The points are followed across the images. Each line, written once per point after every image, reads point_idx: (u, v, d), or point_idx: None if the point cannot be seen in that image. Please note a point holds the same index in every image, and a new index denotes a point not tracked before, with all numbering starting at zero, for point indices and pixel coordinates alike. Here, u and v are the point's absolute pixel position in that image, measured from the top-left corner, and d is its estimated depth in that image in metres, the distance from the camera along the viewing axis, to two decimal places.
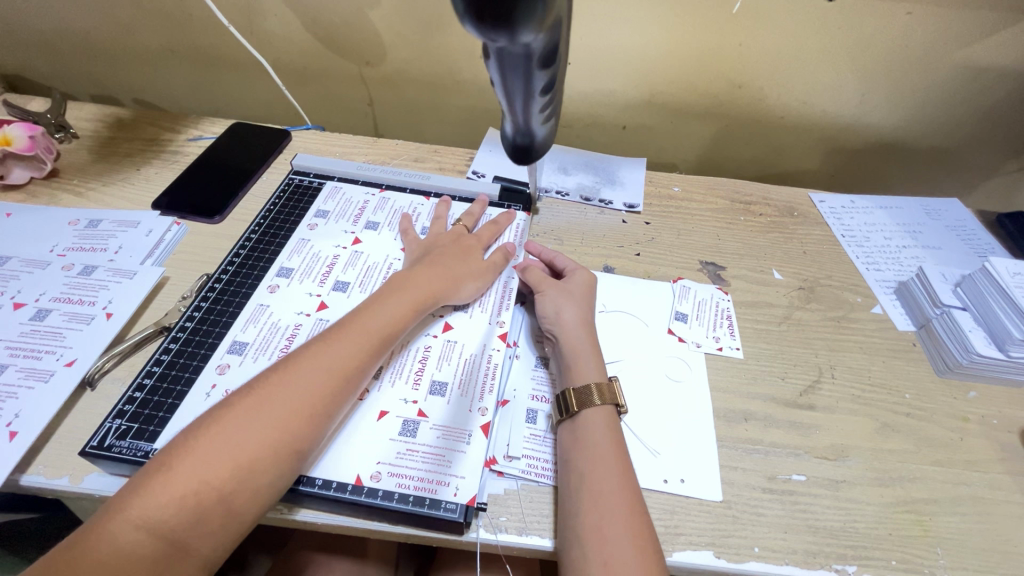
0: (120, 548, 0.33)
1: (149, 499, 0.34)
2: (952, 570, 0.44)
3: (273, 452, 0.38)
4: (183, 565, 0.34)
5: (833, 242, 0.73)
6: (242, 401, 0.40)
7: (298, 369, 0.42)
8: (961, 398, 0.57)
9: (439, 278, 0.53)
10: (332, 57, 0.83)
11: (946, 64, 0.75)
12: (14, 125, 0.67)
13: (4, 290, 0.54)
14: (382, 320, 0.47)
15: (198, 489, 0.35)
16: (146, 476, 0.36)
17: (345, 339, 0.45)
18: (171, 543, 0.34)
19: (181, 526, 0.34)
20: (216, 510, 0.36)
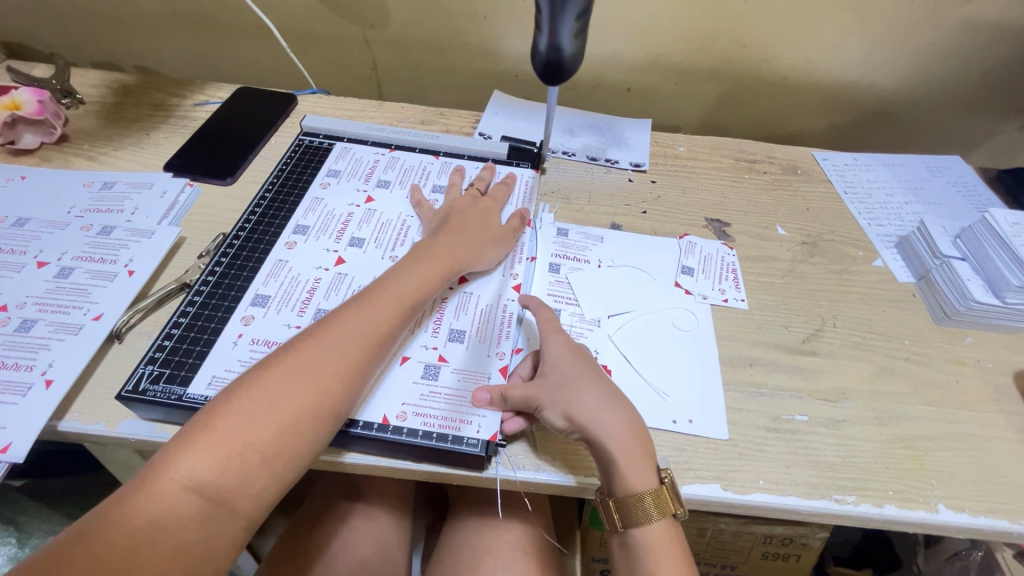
0: (167, 508, 0.35)
1: (192, 460, 0.36)
2: (945, 499, 0.47)
3: (310, 415, 0.40)
4: (227, 526, 0.36)
5: (836, 199, 0.74)
6: (278, 365, 0.41)
7: (331, 336, 0.43)
8: (958, 343, 0.58)
9: (464, 247, 0.53)
10: (336, 20, 0.82)
11: (950, 19, 0.76)
12: (22, 91, 0.68)
13: (27, 249, 0.55)
14: (410, 287, 0.48)
15: (241, 451, 0.37)
16: (187, 438, 0.37)
17: (376, 306, 0.46)
18: (215, 505, 0.36)
19: (224, 487, 0.36)
20: (256, 471, 0.37)
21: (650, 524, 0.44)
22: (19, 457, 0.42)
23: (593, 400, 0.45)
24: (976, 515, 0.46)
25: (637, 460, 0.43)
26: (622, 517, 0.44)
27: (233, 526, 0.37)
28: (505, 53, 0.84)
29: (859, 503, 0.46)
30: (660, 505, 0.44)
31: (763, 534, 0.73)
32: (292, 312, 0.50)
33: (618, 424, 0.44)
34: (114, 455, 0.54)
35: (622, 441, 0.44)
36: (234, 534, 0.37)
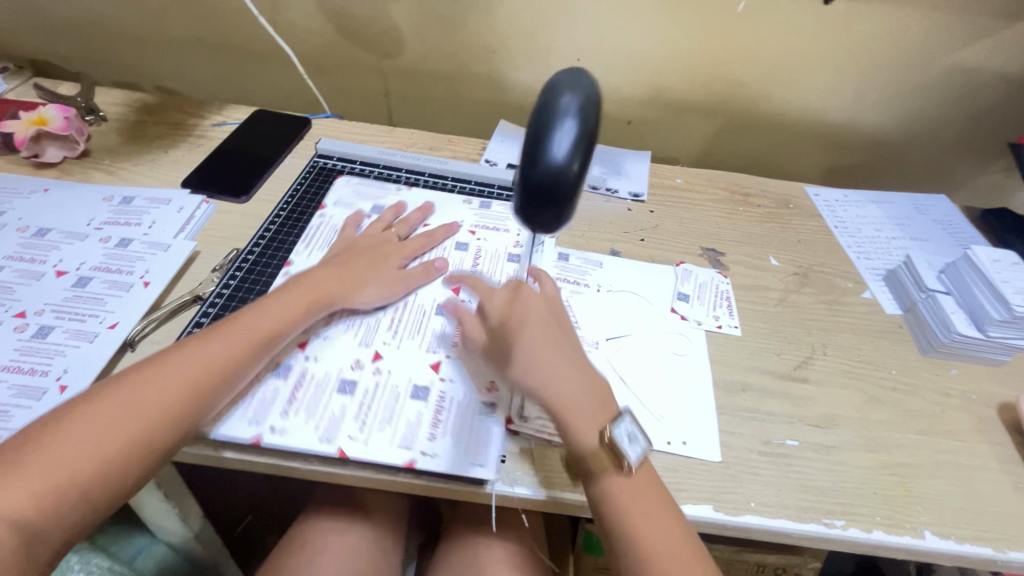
0: (74, 458, 0.39)
1: (4, 484, 0.37)
2: (931, 526, 0.48)
3: (125, 446, 0.41)
4: (99, 495, 0.39)
5: (827, 232, 0.77)
6: (110, 396, 0.42)
7: (167, 367, 0.44)
8: (943, 374, 0.60)
9: (336, 281, 0.55)
10: (352, 49, 0.87)
11: (934, 67, 0.81)
12: (51, 108, 0.71)
13: (46, 259, 0.57)
14: (270, 321, 0.50)
15: (54, 475, 0.38)
16: (1, 462, 0.38)
17: (220, 342, 0.47)
18: (25, 524, 0.37)
19: (27, 507, 0.37)
20: (61, 495, 0.38)
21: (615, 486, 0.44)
22: None
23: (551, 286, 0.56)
24: (961, 543, 0.48)
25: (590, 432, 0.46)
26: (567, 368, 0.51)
27: (120, 487, 0.41)
28: (512, 84, 0.88)
29: (848, 527, 0.47)
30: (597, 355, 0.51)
31: (756, 562, 0.73)
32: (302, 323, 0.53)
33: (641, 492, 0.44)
34: None
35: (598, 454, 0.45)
36: (75, 522, 0.39)
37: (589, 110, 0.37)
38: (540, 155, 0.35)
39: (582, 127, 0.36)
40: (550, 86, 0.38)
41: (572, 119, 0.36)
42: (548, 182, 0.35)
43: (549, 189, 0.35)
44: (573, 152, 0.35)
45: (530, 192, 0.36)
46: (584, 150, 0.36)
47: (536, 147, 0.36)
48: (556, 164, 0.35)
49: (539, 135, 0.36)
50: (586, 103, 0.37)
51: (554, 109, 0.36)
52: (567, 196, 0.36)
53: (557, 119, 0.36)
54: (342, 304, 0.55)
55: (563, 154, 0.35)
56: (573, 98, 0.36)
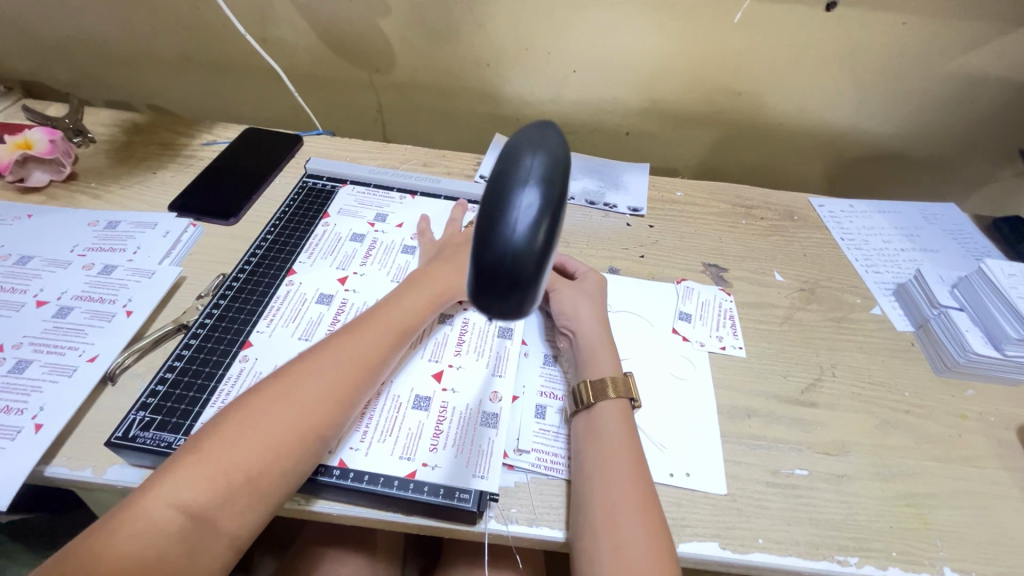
0: (244, 446, 0.38)
1: (177, 480, 0.36)
2: (951, 561, 0.46)
3: (298, 435, 0.40)
4: (270, 486, 0.38)
5: (833, 245, 0.74)
6: (269, 386, 0.42)
7: (323, 358, 0.44)
8: (959, 396, 0.58)
9: (456, 273, 0.55)
10: (343, 64, 0.85)
11: (940, 74, 0.78)
12: (36, 131, 0.70)
13: (27, 288, 0.55)
14: (405, 312, 0.50)
15: (227, 471, 0.37)
16: (179, 457, 0.38)
17: (367, 331, 0.47)
18: (201, 525, 0.36)
19: (208, 507, 0.36)
20: (242, 490, 0.37)
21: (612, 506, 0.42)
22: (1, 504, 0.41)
23: (586, 312, 0.56)
24: None
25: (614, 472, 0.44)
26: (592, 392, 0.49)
27: (290, 478, 0.39)
28: (507, 97, 0.86)
29: (862, 565, 0.45)
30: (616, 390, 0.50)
31: None
32: (288, 354, 0.51)
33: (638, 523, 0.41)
34: (100, 499, 0.51)
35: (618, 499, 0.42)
36: (246, 512, 0.37)
37: (559, 174, 0.28)
38: (497, 228, 0.26)
39: (551, 193, 0.27)
40: (509, 143, 0.29)
41: (537, 184, 0.27)
42: (501, 267, 0.26)
43: (502, 277, 0.26)
44: (540, 222, 0.26)
45: (480, 281, 0.26)
46: (553, 223, 0.27)
47: (488, 221, 0.27)
48: (514, 241, 0.26)
49: (492, 206, 0.27)
50: (556, 165, 0.28)
51: (512, 171, 0.27)
52: (527, 285, 0.26)
53: (517, 182, 0.27)
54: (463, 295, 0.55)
55: (524, 228, 0.26)
56: (539, 157, 0.28)
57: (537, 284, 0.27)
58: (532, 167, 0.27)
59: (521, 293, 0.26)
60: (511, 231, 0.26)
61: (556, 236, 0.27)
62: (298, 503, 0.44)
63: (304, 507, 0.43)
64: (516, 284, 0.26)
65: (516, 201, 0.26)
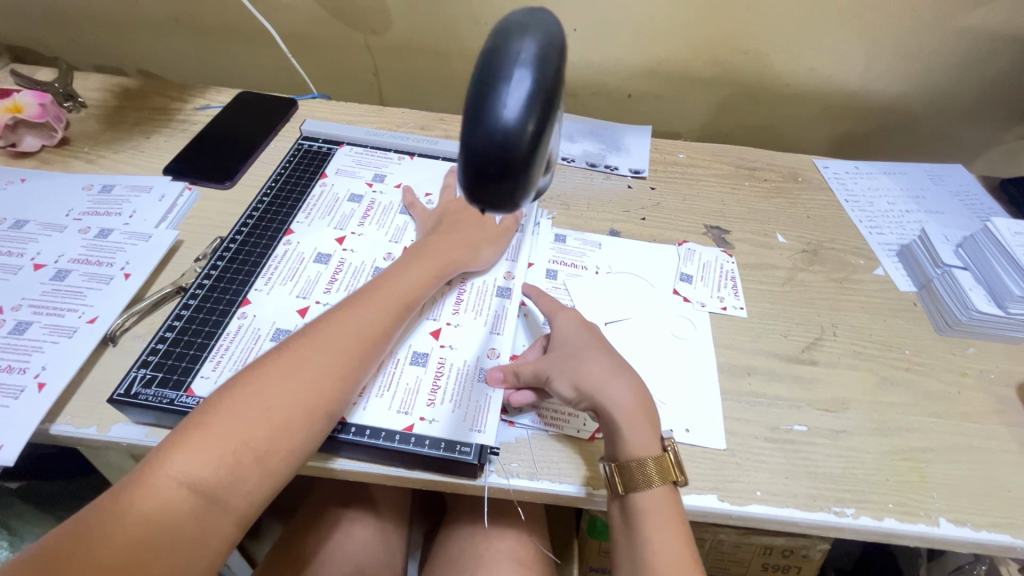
0: (251, 424, 0.38)
1: (186, 457, 0.36)
2: (947, 512, 0.46)
3: (306, 412, 0.40)
4: (279, 465, 0.38)
5: (837, 207, 0.73)
6: (273, 362, 0.41)
7: (326, 333, 0.43)
8: (960, 353, 0.58)
9: (457, 246, 0.54)
10: (337, 25, 0.83)
11: (951, 29, 0.76)
12: (25, 94, 0.68)
13: (24, 252, 0.55)
14: (407, 286, 0.49)
15: (236, 449, 0.37)
16: (184, 433, 0.37)
17: (370, 306, 0.46)
18: (211, 503, 0.36)
19: (219, 484, 0.36)
20: (250, 467, 0.37)
21: (651, 490, 0.43)
22: (8, 460, 0.41)
23: (601, 370, 0.47)
24: (978, 529, 0.46)
25: (663, 526, 0.42)
26: (624, 482, 0.43)
27: (297, 454, 0.39)
28: None
29: (858, 516, 0.45)
30: (661, 474, 0.43)
31: (763, 544, 0.70)
32: (286, 312, 0.51)
33: (662, 513, 0.42)
34: (107, 457, 0.52)
35: (665, 552, 0.41)
36: (255, 489, 0.38)
37: (555, 56, 0.27)
38: (485, 115, 0.25)
39: (544, 76, 0.26)
40: (503, 22, 0.28)
41: (529, 65, 0.26)
42: (490, 152, 0.25)
43: (495, 164, 0.25)
44: (532, 108, 0.25)
45: (472, 171, 0.26)
46: (547, 109, 0.26)
47: (479, 102, 0.26)
48: (504, 125, 0.25)
49: (481, 91, 0.26)
50: (550, 47, 0.27)
51: (503, 52, 0.26)
52: (518, 172, 0.25)
53: (507, 64, 0.26)
54: (465, 269, 0.55)
55: (514, 112, 0.25)
56: (533, 37, 0.26)
57: (531, 172, 0.26)
58: (522, 49, 0.26)
59: (515, 180, 0.26)
60: (502, 113, 0.25)
61: (549, 124, 0.26)
62: (319, 461, 0.44)
63: (326, 465, 0.44)
64: (507, 172, 0.25)
65: (505, 81, 0.25)
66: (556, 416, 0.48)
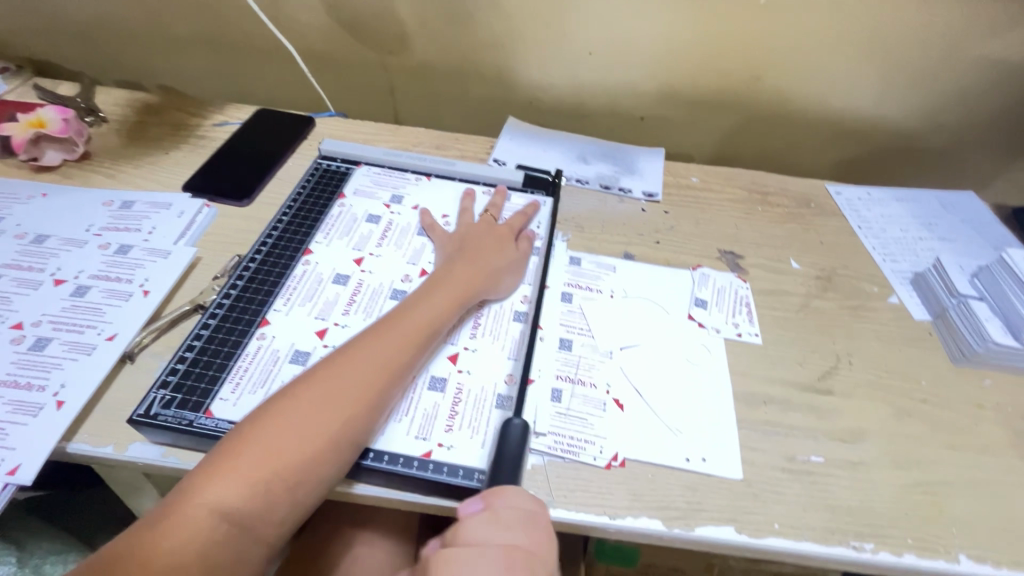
0: (280, 453, 0.38)
1: (218, 486, 0.36)
2: (966, 549, 0.46)
3: (333, 442, 0.40)
4: (307, 494, 0.38)
5: (850, 233, 0.73)
6: (300, 391, 0.41)
7: (353, 360, 0.43)
8: (976, 385, 0.57)
9: (477, 272, 0.55)
10: (356, 45, 0.84)
11: (963, 59, 0.77)
12: (49, 109, 0.69)
13: (44, 267, 0.55)
14: (430, 312, 0.49)
15: (266, 478, 0.37)
16: (216, 462, 0.37)
17: (395, 334, 0.46)
18: (241, 533, 0.36)
19: (249, 514, 0.36)
20: (280, 498, 0.37)
21: None
22: (26, 479, 0.41)
23: None
24: (998, 567, 0.45)
25: None
26: None
27: (324, 484, 0.39)
28: (520, 80, 0.85)
29: (877, 551, 0.45)
30: None
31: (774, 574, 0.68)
32: (304, 334, 0.51)
33: None
34: (118, 475, 0.52)
35: None
36: (284, 519, 0.37)
37: None
38: None
39: None
40: None
41: None
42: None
43: None
44: None
45: None
46: None
47: None
48: None
49: None
50: None
51: None
52: None
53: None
54: (485, 295, 0.55)
55: None
56: None
57: None
58: None
59: None
60: None
61: None
62: (342, 486, 0.44)
63: (348, 490, 0.44)
64: None
65: None
66: (573, 443, 0.48)
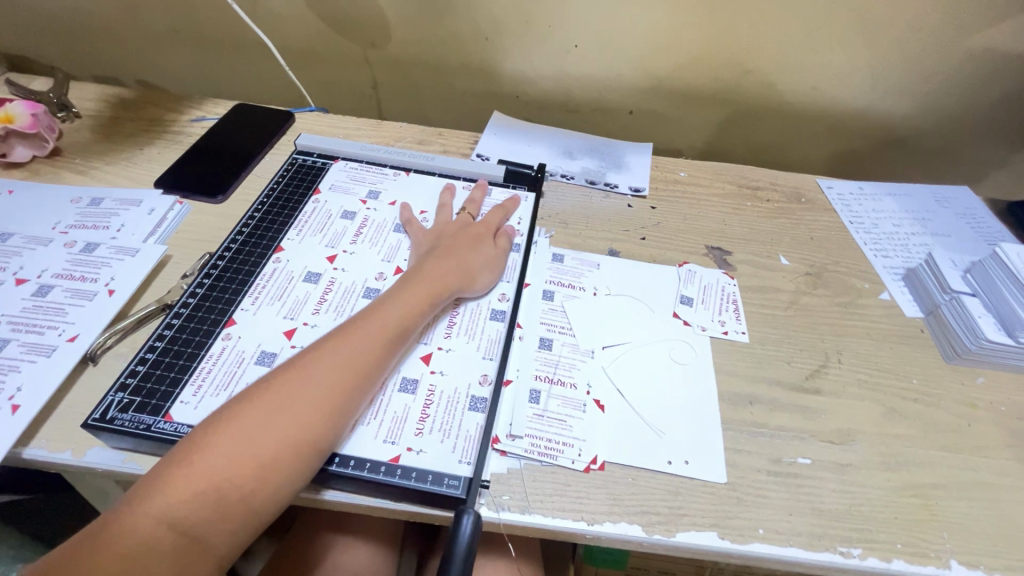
0: (236, 458, 0.36)
1: (167, 495, 0.35)
2: (958, 554, 0.44)
3: (292, 449, 0.38)
4: (265, 502, 0.37)
5: (841, 228, 0.72)
6: (260, 395, 0.39)
7: (316, 363, 0.42)
8: (969, 383, 0.56)
9: (453, 270, 0.53)
10: (337, 39, 0.82)
11: (957, 51, 0.75)
12: (17, 104, 0.67)
13: (7, 266, 0.54)
14: (401, 312, 0.47)
15: (219, 486, 0.36)
16: (166, 468, 0.36)
17: (362, 336, 0.44)
18: (190, 543, 0.34)
19: (199, 524, 0.35)
20: (233, 507, 0.36)
21: None
22: None
23: None
24: (990, 572, 0.43)
25: None
26: None
27: (281, 493, 0.37)
28: (505, 73, 0.83)
29: (866, 557, 0.43)
30: None
31: None
32: (272, 334, 0.49)
33: None
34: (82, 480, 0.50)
35: None
36: (238, 528, 0.36)
37: None
38: None
39: None
40: None
41: None
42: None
43: None
44: None
45: None
46: None
47: None
48: None
49: None
50: None
51: None
52: None
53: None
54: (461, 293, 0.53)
55: None
56: None
57: None
58: None
59: None
60: None
61: None
62: (309, 493, 0.43)
63: (315, 497, 0.42)
64: None
65: None
66: (551, 446, 0.46)
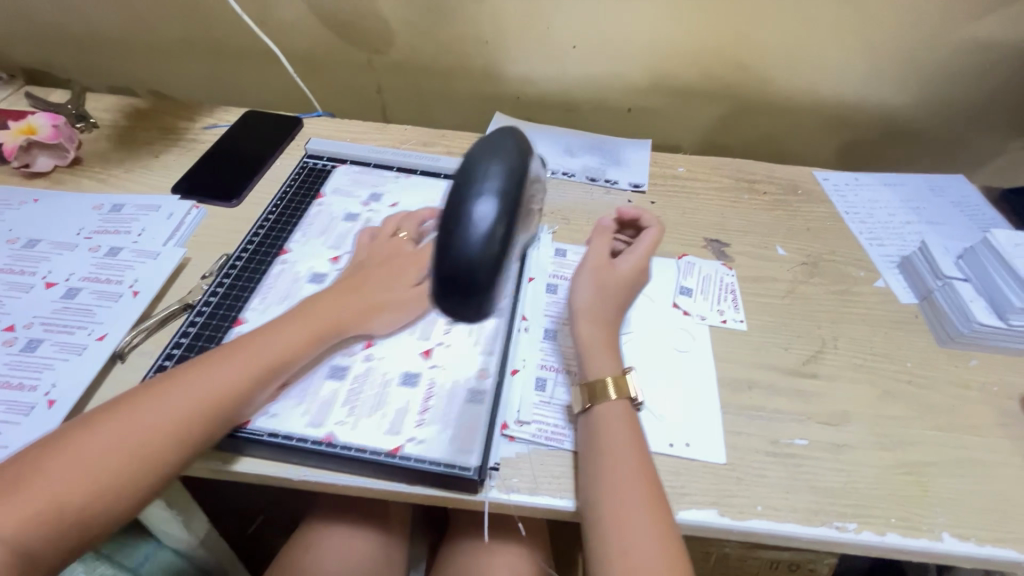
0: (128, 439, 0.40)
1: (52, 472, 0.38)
2: (951, 527, 0.46)
3: (182, 430, 0.42)
4: (144, 477, 0.40)
5: (837, 219, 0.73)
6: (159, 384, 0.43)
7: (220, 358, 0.45)
8: (962, 365, 0.58)
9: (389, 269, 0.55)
10: (342, 45, 0.85)
11: (947, 43, 0.77)
12: (39, 116, 0.70)
13: (36, 270, 0.56)
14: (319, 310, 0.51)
15: (101, 465, 0.39)
16: (55, 448, 0.39)
17: (270, 331, 0.48)
18: (67, 515, 0.37)
19: (76, 498, 0.38)
20: (111, 483, 0.39)
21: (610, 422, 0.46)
22: None
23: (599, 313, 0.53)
24: (982, 544, 0.45)
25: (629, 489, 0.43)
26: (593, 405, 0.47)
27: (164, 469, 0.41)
28: (506, 75, 0.86)
29: (860, 531, 0.45)
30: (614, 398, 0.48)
31: (769, 559, 0.69)
32: None
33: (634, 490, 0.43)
34: None
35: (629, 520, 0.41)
36: (114, 502, 0.39)
37: (511, 180, 0.33)
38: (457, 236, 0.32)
39: (504, 204, 0.32)
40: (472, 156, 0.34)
41: (492, 195, 0.32)
42: (460, 271, 0.31)
43: (460, 280, 0.31)
44: (493, 228, 0.32)
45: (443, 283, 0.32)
46: (509, 220, 0.33)
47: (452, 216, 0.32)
48: (471, 247, 0.31)
49: (452, 211, 0.32)
50: (511, 175, 0.33)
51: (475, 181, 0.33)
52: (479, 285, 0.32)
53: (478, 180, 0.33)
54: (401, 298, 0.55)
55: (479, 237, 0.31)
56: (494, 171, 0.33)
57: (488, 288, 0.32)
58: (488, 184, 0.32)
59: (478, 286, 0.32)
60: (472, 233, 0.31)
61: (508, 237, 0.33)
62: (223, 463, 0.45)
63: (226, 467, 0.45)
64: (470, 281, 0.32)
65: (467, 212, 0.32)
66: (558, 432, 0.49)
